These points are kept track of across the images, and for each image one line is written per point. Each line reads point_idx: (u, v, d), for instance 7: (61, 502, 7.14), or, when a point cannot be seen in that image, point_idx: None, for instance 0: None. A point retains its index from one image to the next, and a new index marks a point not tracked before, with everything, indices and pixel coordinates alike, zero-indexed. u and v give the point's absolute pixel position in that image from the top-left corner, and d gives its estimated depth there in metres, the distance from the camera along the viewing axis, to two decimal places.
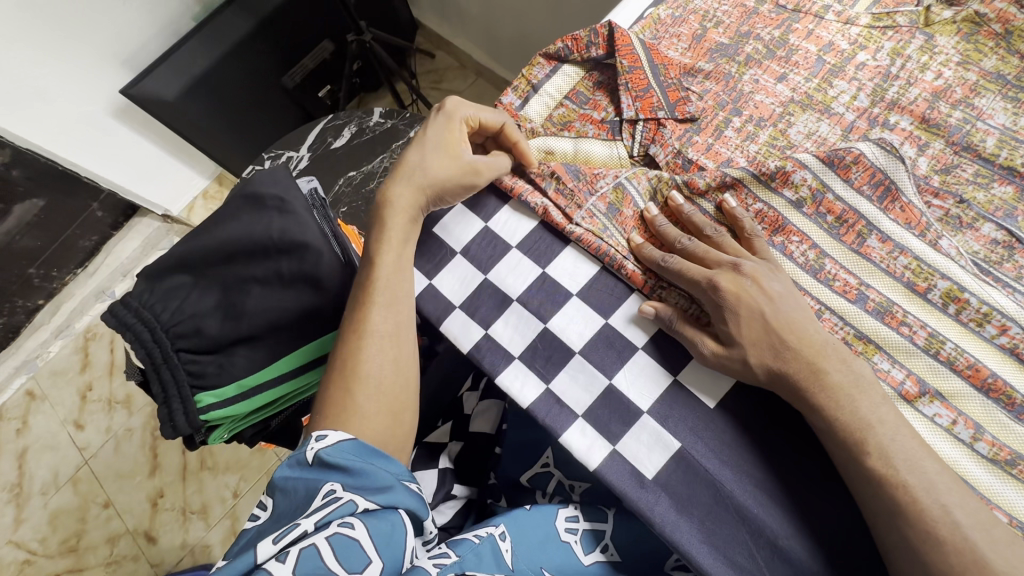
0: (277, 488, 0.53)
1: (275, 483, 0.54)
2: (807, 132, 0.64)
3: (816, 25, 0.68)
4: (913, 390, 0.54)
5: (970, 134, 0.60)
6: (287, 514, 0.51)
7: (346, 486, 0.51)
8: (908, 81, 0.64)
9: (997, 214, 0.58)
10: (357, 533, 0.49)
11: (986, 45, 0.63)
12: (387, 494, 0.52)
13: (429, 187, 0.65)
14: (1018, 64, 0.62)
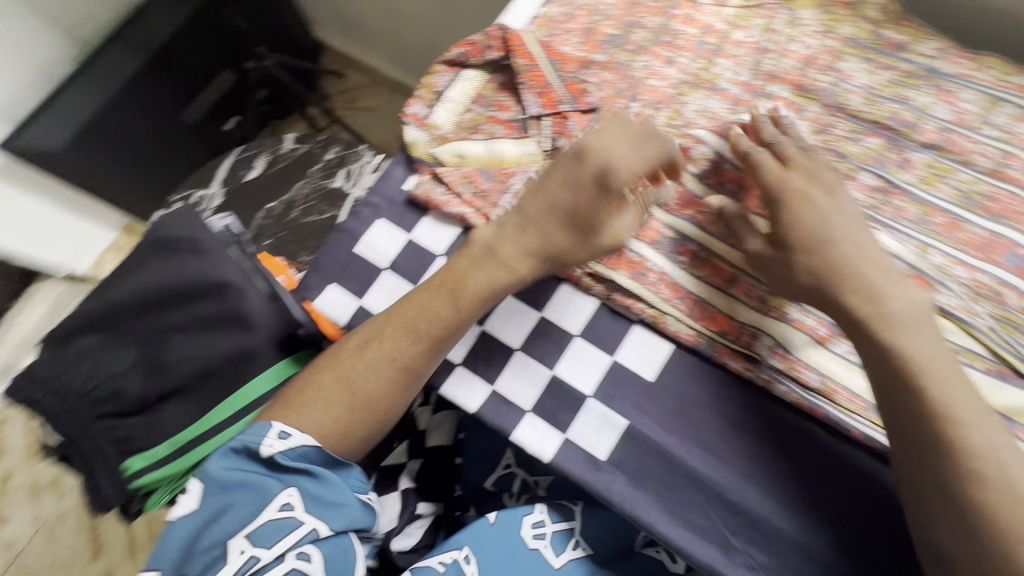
0: (231, 481, 0.56)
1: (230, 476, 0.56)
2: (701, 109, 0.68)
3: (695, 9, 0.73)
4: (827, 335, 0.58)
5: (839, 95, 0.66)
6: (241, 514, 0.55)
7: (303, 502, 0.55)
8: (782, 53, 0.69)
9: (871, 163, 0.63)
10: (310, 564, 0.54)
11: (842, 15, 0.70)
12: (341, 513, 0.56)
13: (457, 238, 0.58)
14: (871, 28, 0.69)
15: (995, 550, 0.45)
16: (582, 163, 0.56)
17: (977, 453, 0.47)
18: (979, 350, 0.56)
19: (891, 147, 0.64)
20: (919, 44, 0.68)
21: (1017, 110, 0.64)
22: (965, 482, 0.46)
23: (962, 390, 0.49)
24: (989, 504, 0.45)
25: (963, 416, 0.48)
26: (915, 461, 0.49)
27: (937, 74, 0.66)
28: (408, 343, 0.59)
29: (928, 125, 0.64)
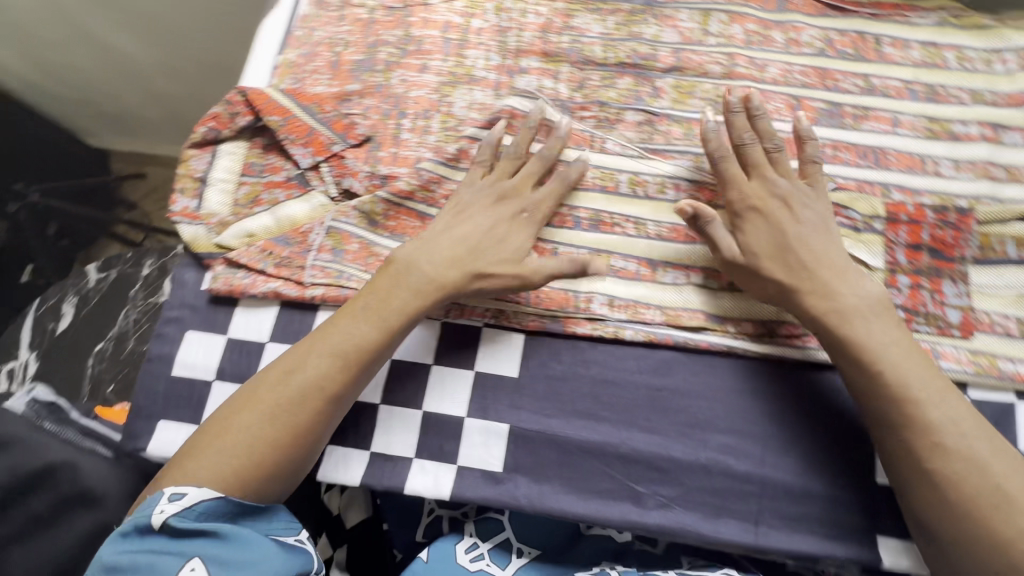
0: (115, 572, 0.44)
1: (114, 563, 0.44)
2: (468, 104, 0.69)
3: (429, 11, 0.73)
4: (650, 274, 0.62)
5: (582, 50, 0.70)
6: None
7: (209, 568, 0.44)
8: (521, 27, 0.72)
9: (631, 101, 0.68)
10: None
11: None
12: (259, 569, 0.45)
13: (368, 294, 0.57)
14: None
15: (953, 479, 0.48)
16: (501, 205, 0.61)
17: (919, 403, 0.50)
18: None
19: (641, 82, 0.68)
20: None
21: (726, 16, 0.71)
22: (913, 428, 0.50)
23: (883, 327, 0.53)
24: (939, 446, 0.49)
25: (898, 358, 0.52)
26: (862, 403, 0.53)
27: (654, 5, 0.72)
28: (334, 362, 0.54)
29: (663, 53, 0.70)
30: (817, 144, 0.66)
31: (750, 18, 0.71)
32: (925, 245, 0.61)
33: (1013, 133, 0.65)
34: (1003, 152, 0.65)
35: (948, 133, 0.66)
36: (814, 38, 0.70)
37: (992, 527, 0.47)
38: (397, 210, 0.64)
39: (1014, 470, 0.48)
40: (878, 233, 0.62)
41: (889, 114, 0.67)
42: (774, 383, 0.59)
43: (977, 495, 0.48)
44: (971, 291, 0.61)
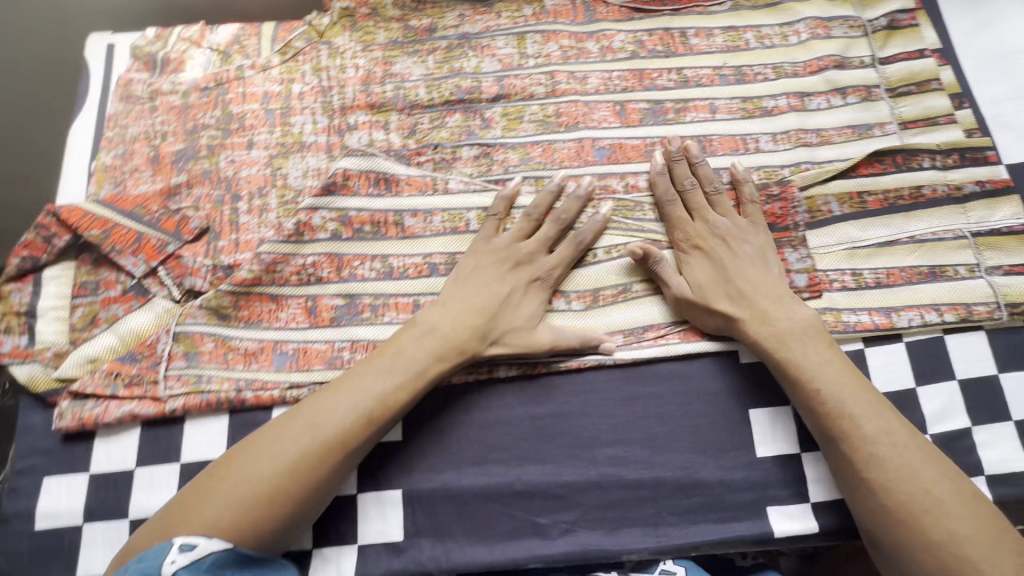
0: None
1: None
2: (302, 173, 0.67)
3: (245, 84, 0.71)
4: None
5: (407, 95, 0.70)
6: None
7: None
8: (342, 83, 0.71)
9: (464, 137, 0.68)
10: None
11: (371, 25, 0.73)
12: None
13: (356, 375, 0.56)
14: (394, 23, 0.73)
15: (885, 488, 0.52)
16: (515, 268, 0.62)
17: (853, 418, 0.54)
18: (620, 242, 0.65)
19: (471, 116, 0.69)
20: (442, 19, 0.74)
21: (539, 36, 0.73)
22: (848, 441, 0.54)
23: (817, 352, 0.57)
24: (872, 457, 0.53)
25: (829, 376, 0.56)
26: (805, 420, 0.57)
27: (470, 37, 0.73)
28: (308, 449, 0.52)
29: (486, 83, 0.71)
30: (647, 144, 0.68)
31: (563, 34, 0.73)
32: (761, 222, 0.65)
33: (816, 98, 0.70)
34: (811, 118, 0.70)
35: (760, 109, 0.70)
36: (625, 43, 0.73)
37: (925, 530, 0.50)
38: (246, 298, 0.62)
39: (941, 474, 0.52)
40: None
41: (706, 102, 0.70)
42: (649, 384, 0.60)
43: (909, 501, 0.51)
44: (812, 253, 0.64)
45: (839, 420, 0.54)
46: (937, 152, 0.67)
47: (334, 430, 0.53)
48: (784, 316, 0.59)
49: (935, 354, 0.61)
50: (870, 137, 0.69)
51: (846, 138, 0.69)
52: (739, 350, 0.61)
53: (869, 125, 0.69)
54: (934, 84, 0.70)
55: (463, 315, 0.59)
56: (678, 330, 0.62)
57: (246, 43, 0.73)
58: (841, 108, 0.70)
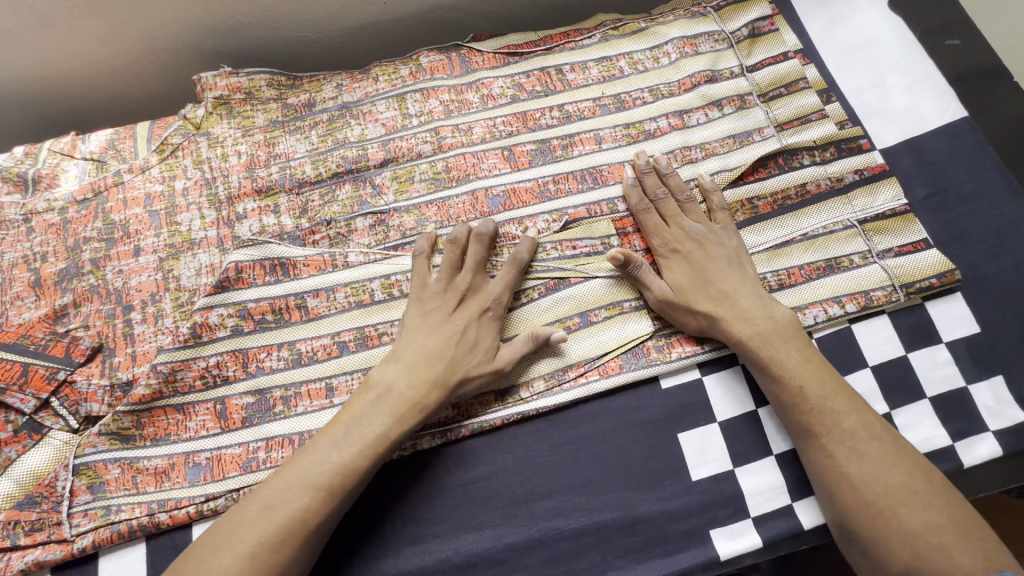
0: None
1: None
2: (195, 271, 0.65)
3: (125, 189, 0.69)
4: None
5: (293, 175, 0.69)
6: None
7: None
8: (226, 173, 0.70)
9: (356, 208, 0.68)
10: None
11: (248, 108, 0.73)
12: None
13: (310, 450, 0.54)
14: (268, 101, 0.73)
15: (864, 481, 0.52)
16: (459, 304, 0.61)
17: (834, 413, 0.55)
18: (529, 285, 0.64)
19: (360, 185, 0.69)
20: (320, 92, 0.74)
21: (419, 94, 0.73)
22: (828, 435, 0.54)
23: (796, 349, 0.58)
24: (853, 452, 0.53)
25: (806, 373, 0.56)
26: (782, 416, 0.57)
27: (349, 105, 0.73)
28: (266, 537, 0.51)
29: (372, 149, 0.70)
30: (540, 184, 0.69)
31: (442, 89, 0.73)
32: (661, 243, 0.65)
33: (695, 113, 0.72)
34: (692, 134, 0.71)
35: (643, 132, 0.72)
36: (504, 88, 0.74)
37: (901, 523, 0.51)
38: (149, 414, 0.59)
39: (915, 465, 0.53)
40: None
41: (592, 133, 0.71)
42: (577, 427, 0.60)
43: (887, 495, 0.52)
44: None
45: (818, 414, 0.55)
46: (814, 148, 0.70)
47: (293, 510, 0.51)
48: (760, 315, 0.59)
49: (845, 345, 0.63)
50: (751, 143, 0.71)
51: (729, 148, 0.71)
52: (659, 375, 0.61)
53: (748, 132, 0.71)
54: (802, 83, 0.73)
55: (416, 362, 0.58)
56: (597, 365, 0.61)
57: (122, 147, 0.71)
58: (719, 119, 0.72)
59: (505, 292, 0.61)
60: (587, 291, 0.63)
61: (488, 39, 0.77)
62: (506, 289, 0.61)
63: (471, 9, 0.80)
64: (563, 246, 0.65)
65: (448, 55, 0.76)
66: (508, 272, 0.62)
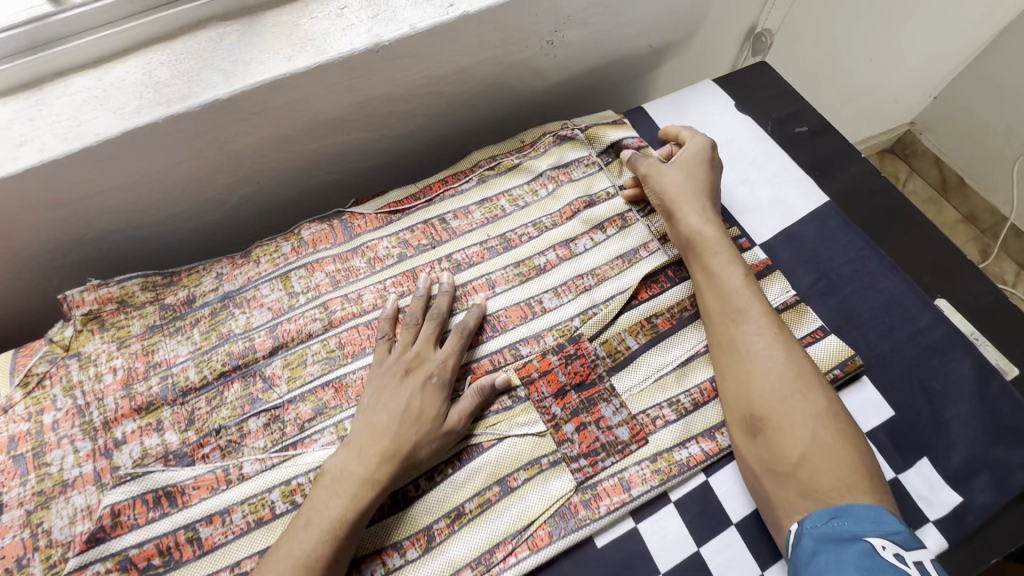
0: None
1: None
2: (68, 519, 0.58)
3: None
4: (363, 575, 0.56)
5: (176, 382, 0.65)
6: None
7: None
8: (101, 394, 0.64)
9: (247, 408, 0.63)
10: None
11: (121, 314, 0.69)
12: None
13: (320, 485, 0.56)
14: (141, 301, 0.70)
15: (794, 424, 0.56)
16: (406, 376, 0.61)
17: (787, 366, 0.59)
18: (442, 460, 0.60)
19: (250, 381, 0.65)
20: (198, 286, 0.71)
21: (303, 270, 0.72)
22: (776, 388, 0.58)
23: (746, 293, 0.64)
24: (789, 395, 0.57)
25: (753, 319, 0.62)
26: (726, 359, 0.62)
27: (232, 295, 0.70)
28: None
29: (258, 338, 0.67)
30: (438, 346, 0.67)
31: (327, 260, 0.72)
32: (567, 386, 0.64)
33: (583, 239, 0.74)
34: (582, 261, 0.72)
35: (534, 267, 0.72)
36: (390, 248, 0.73)
37: (817, 464, 0.54)
38: None
39: (845, 426, 0.56)
40: (526, 401, 0.63)
41: (484, 279, 0.71)
42: None
43: (816, 441, 0.55)
44: (625, 400, 0.63)
45: (761, 359, 0.60)
46: None
47: None
48: (725, 273, 0.65)
49: None
50: (639, 260, 0.72)
51: (619, 270, 0.71)
52: (592, 534, 0.57)
53: (634, 249, 0.73)
54: None
55: (359, 449, 0.57)
56: (524, 539, 0.57)
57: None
58: (605, 242, 0.73)
59: (448, 363, 0.62)
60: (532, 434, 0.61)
61: (369, 200, 0.78)
62: (450, 362, 0.63)
63: (349, 165, 0.82)
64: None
65: (330, 222, 0.75)
66: (456, 340, 0.64)
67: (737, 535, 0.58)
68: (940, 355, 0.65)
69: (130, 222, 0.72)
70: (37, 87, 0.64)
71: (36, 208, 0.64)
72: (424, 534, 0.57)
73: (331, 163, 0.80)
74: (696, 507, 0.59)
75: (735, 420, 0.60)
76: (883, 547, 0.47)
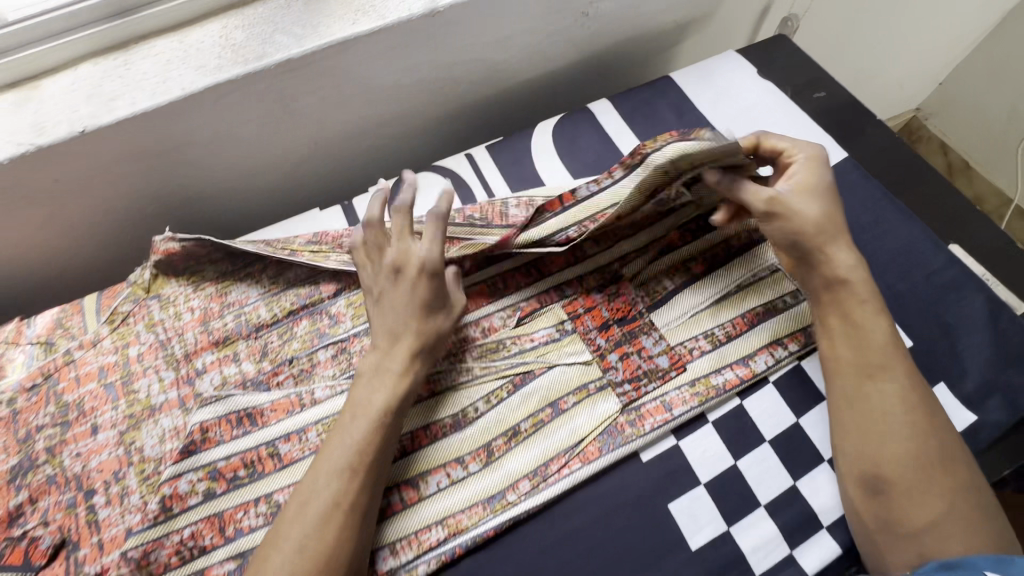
0: None
1: None
2: (158, 438, 0.63)
3: (80, 365, 0.68)
4: (430, 485, 0.61)
5: (249, 319, 0.70)
6: None
7: None
8: (180, 331, 0.70)
9: (315, 341, 0.69)
10: None
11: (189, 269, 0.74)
12: None
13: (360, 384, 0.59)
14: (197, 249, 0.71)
15: (928, 486, 0.54)
16: (399, 275, 0.62)
17: (925, 431, 0.55)
18: (495, 385, 0.65)
19: (317, 318, 0.71)
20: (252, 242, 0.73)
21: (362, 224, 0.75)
22: (913, 454, 0.55)
23: (883, 345, 0.59)
24: (925, 458, 0.54)
25: (892, 376, 0.57)
26: (856, 414, 0.58)
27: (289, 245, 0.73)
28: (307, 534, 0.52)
29: (323, 281, 0.73)
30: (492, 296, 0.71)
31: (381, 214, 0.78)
32: (610, 320, 0.69)
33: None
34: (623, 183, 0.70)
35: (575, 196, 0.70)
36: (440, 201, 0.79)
37: (947, 529, 0.52)
38: None
39: (975, 485, 0.54)
40: (573, 333, 0.68)
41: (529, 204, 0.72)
42: (568, 520, 0.60)
43: (949, 506, 0.53)
44: (664, 334, 0.68)
45: (899, 417, 0.56)
46: None
47: (301, 541, 0.52)
48: (863, 328, 0.59)
49: (799, 384, 0.66)
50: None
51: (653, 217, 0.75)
52: (638, 449, 0.63)
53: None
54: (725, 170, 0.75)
55: (384, 346, 0.61)
56: (576, 453, 0.62)
57: (71, 325, 0.71)
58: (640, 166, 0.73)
59: (433, 252, 0.61)
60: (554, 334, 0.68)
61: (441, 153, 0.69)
62: (435, 249, 0.62)
63: (396, 132, 0.88)
64: (522, 339, 0.68)
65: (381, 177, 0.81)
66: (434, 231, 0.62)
67: (770, 450, 0.63)
68: (955, 293, 0.70)
69: (201, 179, 0.78)
70: (123, 49, 0.69)
71: (120, 159, 0.70)
72: (482, 450, 0.62)
73: (380, 130, 0.85)
74: (732, 426, 0.64)
75: (853, 474, 0.57)
76: None
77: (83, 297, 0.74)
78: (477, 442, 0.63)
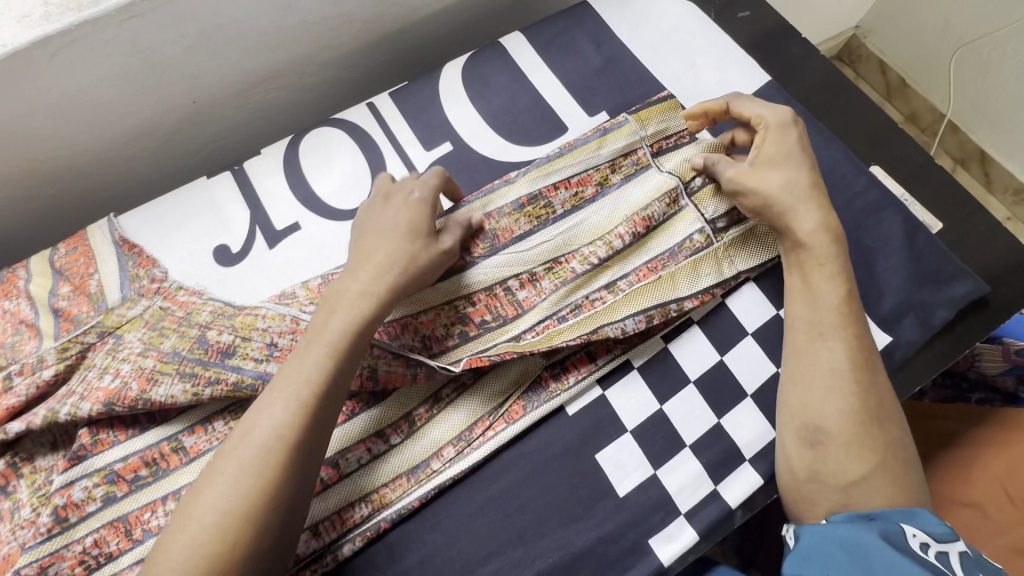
0: None
1: None
2: (47, 446, 0.58)
3: (11, 398, 0.56)
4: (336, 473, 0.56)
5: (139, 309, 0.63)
6: None
7: None
8: (117, 371, 0.56)
9: None
10: None
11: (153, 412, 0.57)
12: None
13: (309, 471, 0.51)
14: (194, 334, 0.59)
15: (867, 441, 0.54)
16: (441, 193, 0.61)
17: (873, 390, 0.55)
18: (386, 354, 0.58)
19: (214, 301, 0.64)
20: (246, 343, 0.59)
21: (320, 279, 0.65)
22: (855, 410, 0.54)
23: (840, 305, 0.57)
24: (868, 415, 0.54)
25: (847, 336, 0.56)
26: (809, 369, 0.56)
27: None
28: None
29: None
30: None
31: (275, 178, 0.71)
32: (538, 269, 0.63)
33: (614, 167, 0.67)
34: (653, 246, 0.64)
35: (586, 262, 0.63)
36: (340, 159, 0.73)
37: (873, 484, 0.53)
38: None
39: (906, 449, 0.55)
40: (517, 315, 0.61)
41: (510, 220, 0.63)
42: (497, 481, 0.59)
43: (881, 463, 0.53)
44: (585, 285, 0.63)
45: (850, 374, 0.55)
46: (646, 138, 0.68)
47: None
48: (824, 289, 0.58)
49: (723, 321, 0.65)
50: (641, 171, 0.67)
51: (605, 177, 0.66)
52: (564, 404, 0.61)
53: (699, 227, 0.64)
54: (643, 151, 0.67)
55: (411, 207, 0.59)
56: (501, 414, 0.60)
57: None
58: (651, 198, 0.65)
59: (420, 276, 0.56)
60: (504, 316, 0.61)
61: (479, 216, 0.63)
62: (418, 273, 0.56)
63: (294, 83, 0.78)
64: (468, 326, 0.61)
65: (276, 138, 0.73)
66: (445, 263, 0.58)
67: (695, 391, 0.62)
68: (875, 216, 0.69)
69: (68, 155, 0.69)
70: None
71: None
72: (399, 424, 0.59)
73: (270, 81, 0.76)
74: (657, 370, 0.63)
75: (794, 427, 0.57)
76: (912, 535, 0.50)
77: (34, 314, 0.63)
78: (394, 415, 0.59)
